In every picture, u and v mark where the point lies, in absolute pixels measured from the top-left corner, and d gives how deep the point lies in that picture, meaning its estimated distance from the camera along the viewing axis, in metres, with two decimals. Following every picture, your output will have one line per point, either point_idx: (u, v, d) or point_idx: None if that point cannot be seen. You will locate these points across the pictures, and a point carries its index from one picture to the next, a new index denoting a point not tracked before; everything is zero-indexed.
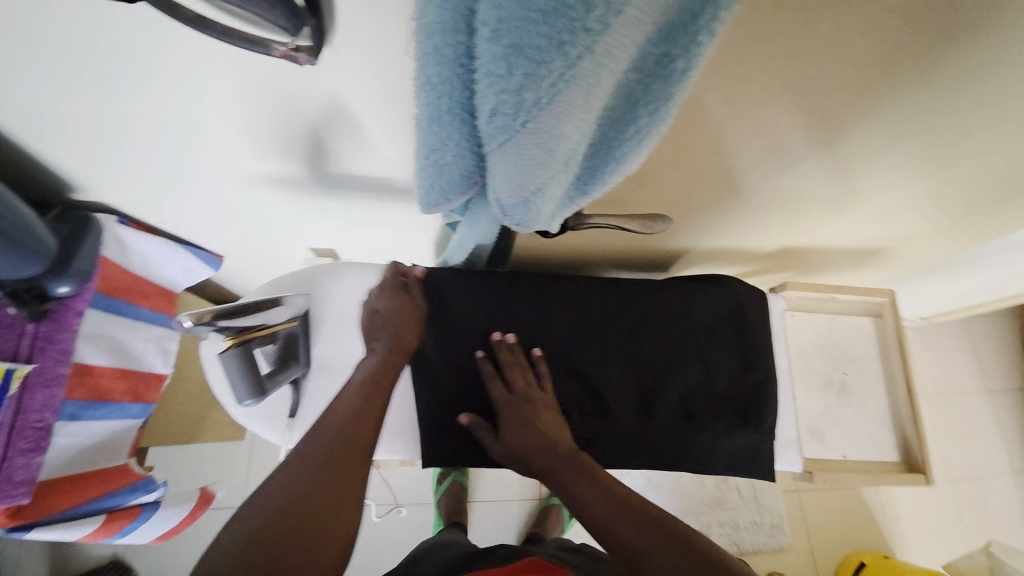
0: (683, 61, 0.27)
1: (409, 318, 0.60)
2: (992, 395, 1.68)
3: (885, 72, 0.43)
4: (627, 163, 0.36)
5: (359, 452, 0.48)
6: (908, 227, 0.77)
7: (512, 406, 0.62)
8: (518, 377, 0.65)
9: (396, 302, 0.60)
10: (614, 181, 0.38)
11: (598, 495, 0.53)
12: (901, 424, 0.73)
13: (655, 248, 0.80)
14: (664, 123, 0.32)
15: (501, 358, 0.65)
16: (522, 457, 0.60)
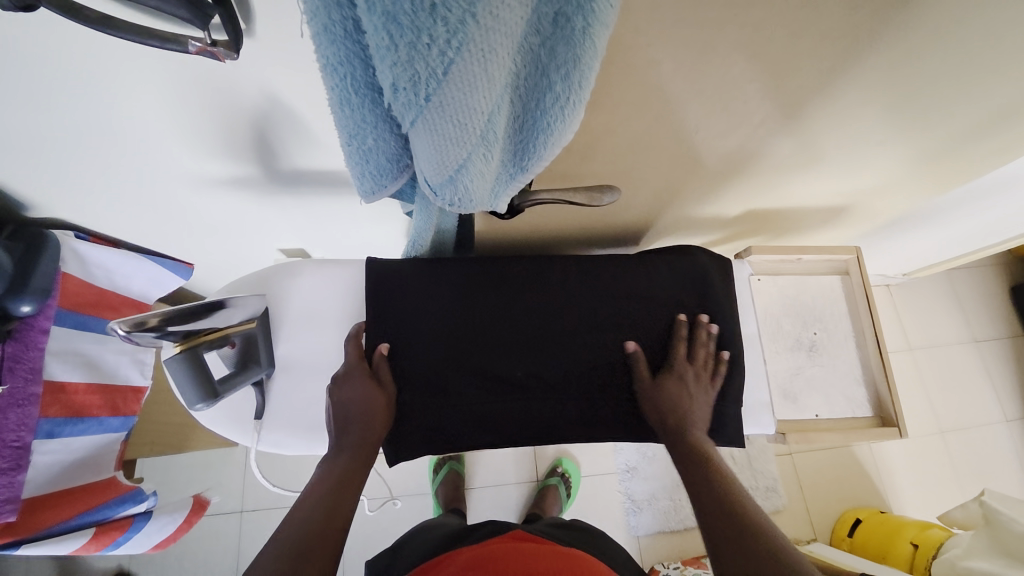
0: (579, 19, 0.27)
1: (375, 406, 0.61)
2: (979, 345, 1.69)
3: (812, 19, 0.42)
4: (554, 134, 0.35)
5: (345, 501, 0.55)
6: (870, 181, 0.77)
7: (691, 371, 0.66)
8: (702, 355, 0.68)
9: (359, 383, 0.61)
10: (547, 154, 0.37)
11: (707, 486, 0.58)
12: (873, 379, 0.73)
13: (620, 221, 0.80)
14: (581, 88, 0.31)
15: (699, 334, 0.69)
16: (660, 414, 0.65)
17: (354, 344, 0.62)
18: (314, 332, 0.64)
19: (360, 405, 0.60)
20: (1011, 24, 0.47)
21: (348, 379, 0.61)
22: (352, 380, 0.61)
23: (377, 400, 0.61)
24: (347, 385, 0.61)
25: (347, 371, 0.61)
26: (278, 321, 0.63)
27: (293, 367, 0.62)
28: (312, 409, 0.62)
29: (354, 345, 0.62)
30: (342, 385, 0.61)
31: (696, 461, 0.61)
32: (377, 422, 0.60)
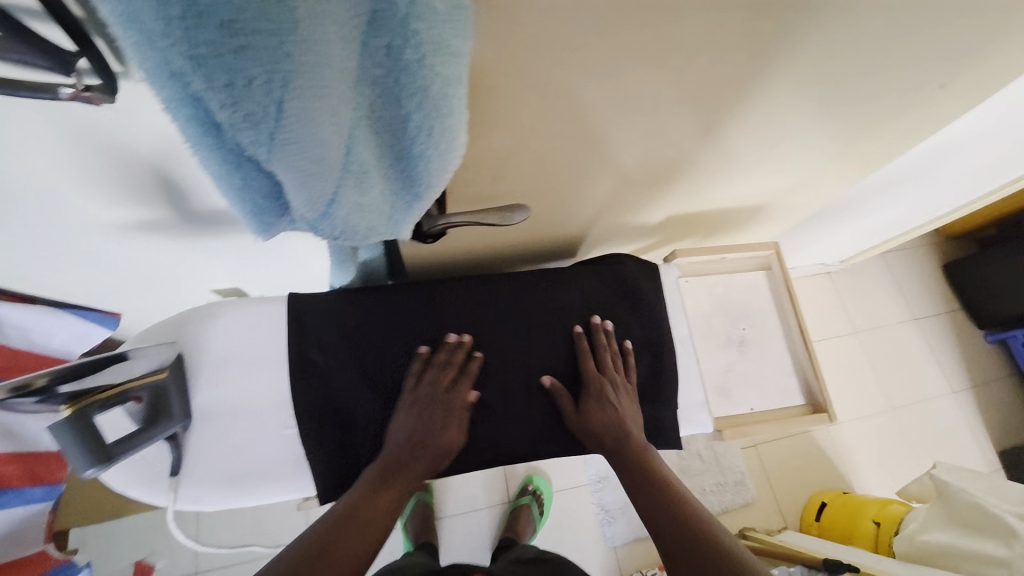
0: (412, 51, 0.28)
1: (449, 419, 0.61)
2: (918, 322, 1.78)
3: (678, 41, 0.44)
4: (427, 161, 0.35)
5: (381, 513, 0.54)
6: (782, 180, 0.81)
7: (606, 384, 0.66)
8: (610, 359, 0.68)
9: (449, 421, 0.61)
10: (427, 181, 0.37)
11: (657, 505, 0.58)
12: (802, 368, 0.76)
13: (552, 236, 0.81)
14: (438, 115, 0.32)
15: (599, 339, 0.69)
16: (597, 437, 0.65)
17: (467, 379, 0.64)
18: (235, 376, 0.60)
19: (437, 444, 0.60)
20: (874, 36, 0.50)
21: (443, 414, 0.61)
22: (446, 419, 0.61)
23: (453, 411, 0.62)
24: (439, 417, 0.61)
25: (445, 405, 0.62)
26: (194, 368, 0.59)
27: (213, 416, 0.59)
28: (234, 457, 0.59)
29: (464, 381, 0.64)
30: (435, 414, 0.61)
31: (639, 471, 0.62)
32: (439, 465, 0.61)
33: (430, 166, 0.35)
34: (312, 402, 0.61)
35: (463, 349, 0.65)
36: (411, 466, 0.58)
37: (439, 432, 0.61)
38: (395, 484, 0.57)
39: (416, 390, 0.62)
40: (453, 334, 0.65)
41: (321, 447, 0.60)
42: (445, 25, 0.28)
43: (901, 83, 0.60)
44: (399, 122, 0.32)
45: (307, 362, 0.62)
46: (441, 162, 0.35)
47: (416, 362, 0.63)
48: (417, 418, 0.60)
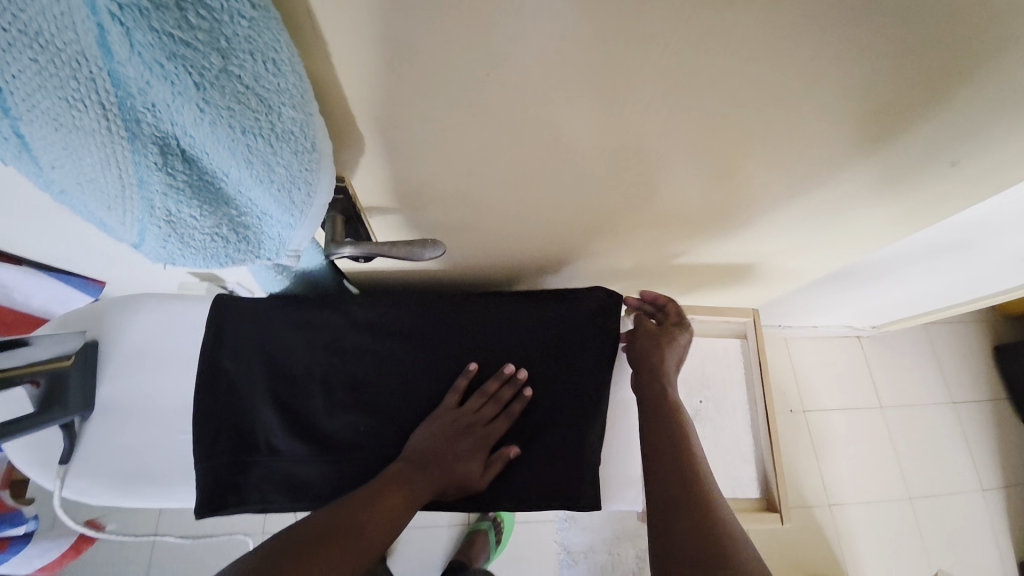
0: (179, 74, 0.24)
1: (478, 448, 0.60)
2: (956, 406, 1.59)
3: (612, 101, 0.38)
4: (256, 179, 0.32)
5: (399, 498, 0.52)
6: (773, 246, 0.72)
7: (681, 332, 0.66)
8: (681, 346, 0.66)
9: (476, 453, 0.60)
10: (267, 198, 0.34)
11: (671, 461, 0.52)
12: (762, 457, 0.68)
13: (512, 270, 0.76)
14: (245, 133, 0.28)
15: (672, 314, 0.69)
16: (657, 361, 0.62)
17: (507, 419, 0.63)
18: (144, 371, 0.60)
19: (458, 474, 0.58)
20: (863, 110, 0.42)
21: (474, 445, 0.60)
22: (477, 450, 0.60)
23: (482, 441, 0.61)
24: (468, 446, 0.60)
25: (479, 435, 0.61)
26: (104, 359, 0.59)
27: (116, 410, 0.59)
28: (128, 454, 0.59)
29: (503, 420, 0.62)
30: (466, 442, 0.60)
31: (670, 432, 0.54)
32: (450, 493, 0.59)
33: (265, 186, 0.33)
34: (221, 410, 0.59)
35: (513, 386, 0.64)
36: (436, 477, 0.57)
37: (465, 460, 0.59)
38: (420, 487, 0.54)
39: (460, 410, 0.61)
40: (510, 366, 0.64)
41: (211, 459, 0.58)
42: (206, 51, 0.24)
43: (909, 159, 0.51)
44: (206, 151, 0.29)
45: (217, 366, 0.59)
46: (274, 182, 0.33)
47: (463, 379, 0.63)
48: (449, 439, 0.59)
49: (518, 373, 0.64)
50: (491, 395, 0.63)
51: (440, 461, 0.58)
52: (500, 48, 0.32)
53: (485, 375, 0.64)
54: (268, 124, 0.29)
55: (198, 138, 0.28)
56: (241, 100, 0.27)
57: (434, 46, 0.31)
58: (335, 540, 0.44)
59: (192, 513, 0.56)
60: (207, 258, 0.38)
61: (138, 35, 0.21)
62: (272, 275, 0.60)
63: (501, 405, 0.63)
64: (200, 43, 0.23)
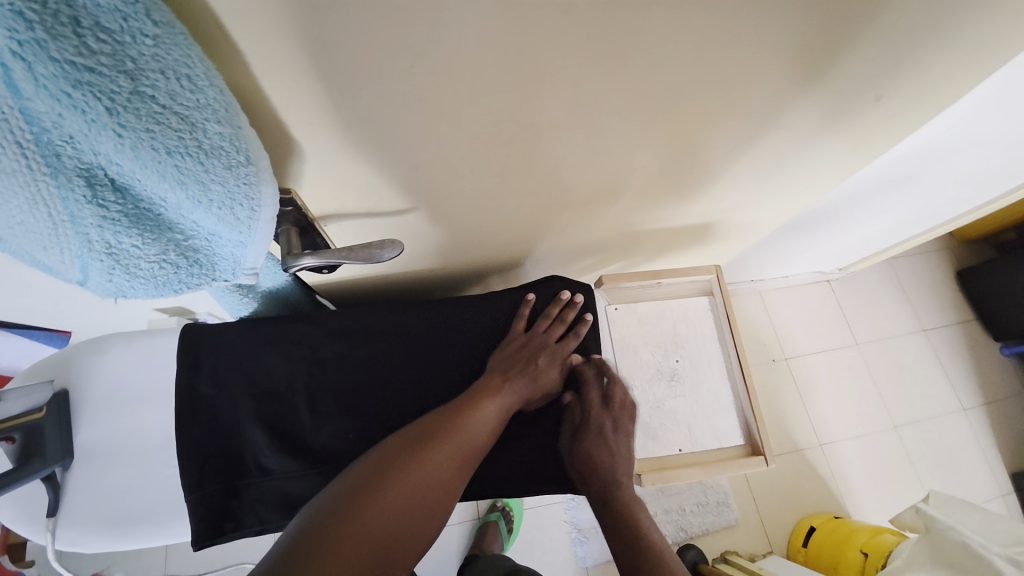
0: (91, 100, 0.24)
1: (555, 361, 0.63)
2: (927, 333, 1.66)
3: (535, 74, 0.39)
4: (196, 199, 0.32)
5: (491, 401, 0.55)
6: (727, 202, 0.74)
7: (607, 421, 0.62)
8: (618, 395, 0.64)
9: (553, 364, 0.63)
10: (210, 217, 0.34)
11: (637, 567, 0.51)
12: (742, 405, 0.69)
13: (477, 261, 0.76)
14: (171, 152, 0.29)
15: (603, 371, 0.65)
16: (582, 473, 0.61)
17: (574, 336, 0.65)
18: (120, 413, 0.59)
19: (541, 382, 0.61)
20: (785, 52, 0.43)
21: (549, 358, 0.62)
22: (554, 360, 0.63)
23: (557, 355, 0.63)
24: (546, 359, 0.62)
25: (553, 350, 0.63)
26: (78, 407, 0.58)
27: (95, 457, 0.58)
28: (113, 498, 0.58)
29: (572, 338, 0.65)
30: (541, 356, 0.62)
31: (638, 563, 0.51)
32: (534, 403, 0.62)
33: (204, 205, 0.33)
34: (205, 441, 0.58)
35: (574, 307, 0.66)
36: (523, 385, 0.59)
37: (546, 371, 0.62)
38: (510, 395, 0.57)
39: (529, 332, 0.64)
40: (567, 292, 0.67)
41: (201, 489, 0.58)
42: (113, 75, 0.24)
43: (834, 99, 0.53)
44: (139, 177, 0.29)
45: (197, 394, 0.59)
46: (212, 201, 0.33)
47: (526, 307, 0.65)
48: (526, 356, 0.61)
49: (576, 297, 0.67)
50: (555, 317, 0.66)
51: (523, 372, 0.60)
52: (407, 28, 0.31)
53: (544, 302, 0.67)
54: (194, 142, 0.29)
55: (124, 164, 0.28)
56: (160, 120, 0.27)
57: (343, 40, 0.31)
58: (434, 444, 0.49)
59: (189, 544, 0.56)
60: (157, 283, 0.38)
61: (41, 69, 0.21)
62: (237, 297, 0.60)
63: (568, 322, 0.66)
64: (105, 67, 0.23)
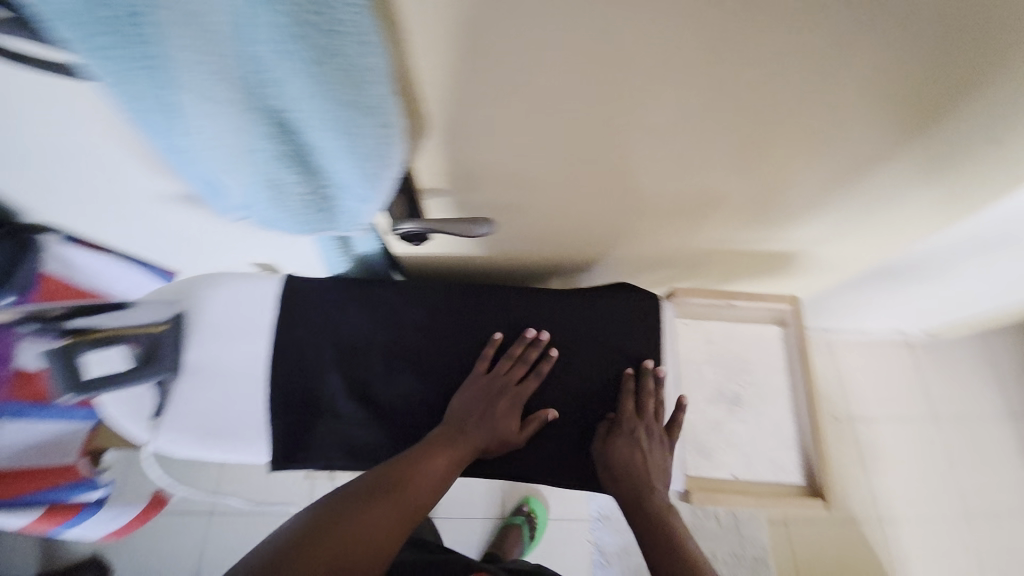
0: (295, 54, 0.29)
1: (512, 407, 0.62)
2: (1019, 419, 1.49)
3: (657, 76, 0.41)
4: (346, 150, 0.37)
5: (440, 457, 0.57)
6: (816, 232, 0.72)
7: (642, 429, 0.62)
8: (652, 407, 0.64)
9: (512, 410, 0.62)
10: (352, 170, 0.39)
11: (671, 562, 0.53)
12: (806, 444, 0.67)
13: (551, 256, 0.78)
14: (344, 111, 0.33)
15: (647, 384, 0.65)
16: (613, 480, 0.61)
17: (535, 377, 0.65)
18: (223, 340, 0.66)
19: (496, 433, 0.61)
20: (912, 81, 0.42)
21: (508, 404, 0.62)
22: (514, 401, 0.63)
23: (514, 401, 0.63)
24: (506, 405, 0.62)
25: (512, 396, 0.63)
26: (192, 328, 0.66)
27: (198, 374, 0.65)
28: (205, 414, 0.64)
29: (532, 378, 0.65)
30: (500, 401, 0.62)
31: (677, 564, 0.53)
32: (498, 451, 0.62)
33: (350, 157, 0.38)
34: (292, 376, 0.65)
35: (538, 347, 0.66)
36: (478, 437, 0.60)
37: (503, 420, 0.62)
38: (462, 449, 0.58)
39: (488, 375, 0.64)
40: (532, 329, 0.66)
41: (284, 417, 0.64)
42: (315, 35, 0.28)
43: (954, 138, 0.51)
44: (308, 126, 0.34)
45: (292, 333, 0.66)
46: (357, 155, 0.38)
47: (490, 347, 0.65)
48: (482, 403, 0.62)
49: (541, 335, 0.66)
50: (517, 358, 0.65)
51: (477, 425, 0.60)
52: (554, 17, 0.35)
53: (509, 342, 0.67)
54: (358, 101, 0.33)
55: (301, 110, 0.33)
56: (337, 81, 0.31)
57: (496, 21, 0.35)
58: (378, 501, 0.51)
59: (269, 462, 0.62)
60: (293, 222, 0.44)
61: (268, 16, 0.27)
62: (339, 254, 0.66)
63: (529, 362, 0.65)
64: (311, 29, 0.28)
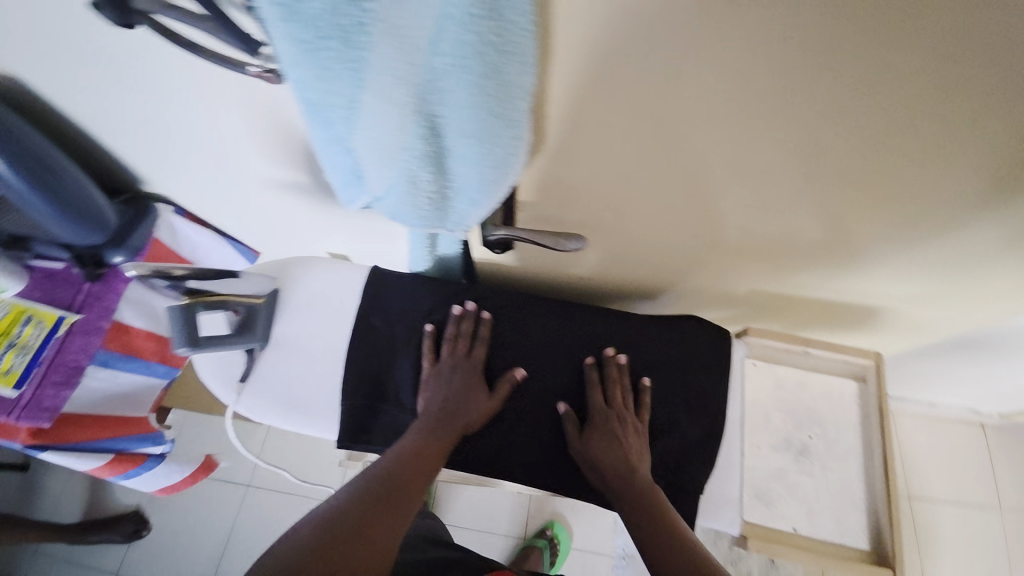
0: (470, 70, 0.32)
1: (468, 383, 0.65)
2: None
3: (778, 109, 0.42)
4: (479, 157, 0.40)
5: (427, 453, 0.60)
6: (905, 289, 0.69)
7: (611, 417, 0.63)
8: (619, 394, 0.65)
9: (470, 389, 0.65)
10: (477, 175, 0.42)
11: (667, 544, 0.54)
12: (876, 507, 0.63)
13: (623, 279, 0.79)
14: (491, 123, 0.37)
15: (608, 371, 0.66)
16: (598, 470, 0.62)
17: (477, 347, 0.68)
18: (310, 318, 0.71)
19: (461, 416, 0.64)
20: None
21: (462, 382, 0.65)
22: (469, 377, 0.66)
23: (466, 379, 0.65)
24: (463, 386, 0.65)
25: (462, 373, 0.66)
26: (284, 302, 0.71)
27: (283, 346, 0.70)
28: (284, 384, 0.69)
29: (475, 352, 0.67)
30: (455, 382, 0.65)
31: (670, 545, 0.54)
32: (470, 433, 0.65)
33: (479, 164, 0.41)
34: (366, 362, 0.68)
35: (469, 320, 0.69)
36: (445, 427, 0.62)
37: (467, 401, 0.65)
38: (435, 440, 0.61)
39: (437, 365, 0.67)
40: (456, 306, 0.69)
41: (353, 398, 0.67)
42: (490, 55, 0.31)
43: None
44: (452, 132, 0.38)
45: (370, 320, 0.70)
46: (486, 162, 0.41)
47: (426, 340, 0.68)
48: (442, 390, 0.65)
49: (468, 308, 0.69)
50: (456, 338, 0.68)
51: (447, 412, 0.63)
52: (693, 47, 0.37)
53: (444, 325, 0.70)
54: (504, 114, 0.36)
55: (453, 117, 0.36)
56: (493, 95, 0.35)
57: (638, 47, 0.38)
58: (378, 502, 0.53)
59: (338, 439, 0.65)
60: (402, 215, 0.47)
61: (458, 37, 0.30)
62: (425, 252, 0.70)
63: (467, 335, 0.68)
64: (489, 49, 0.31)
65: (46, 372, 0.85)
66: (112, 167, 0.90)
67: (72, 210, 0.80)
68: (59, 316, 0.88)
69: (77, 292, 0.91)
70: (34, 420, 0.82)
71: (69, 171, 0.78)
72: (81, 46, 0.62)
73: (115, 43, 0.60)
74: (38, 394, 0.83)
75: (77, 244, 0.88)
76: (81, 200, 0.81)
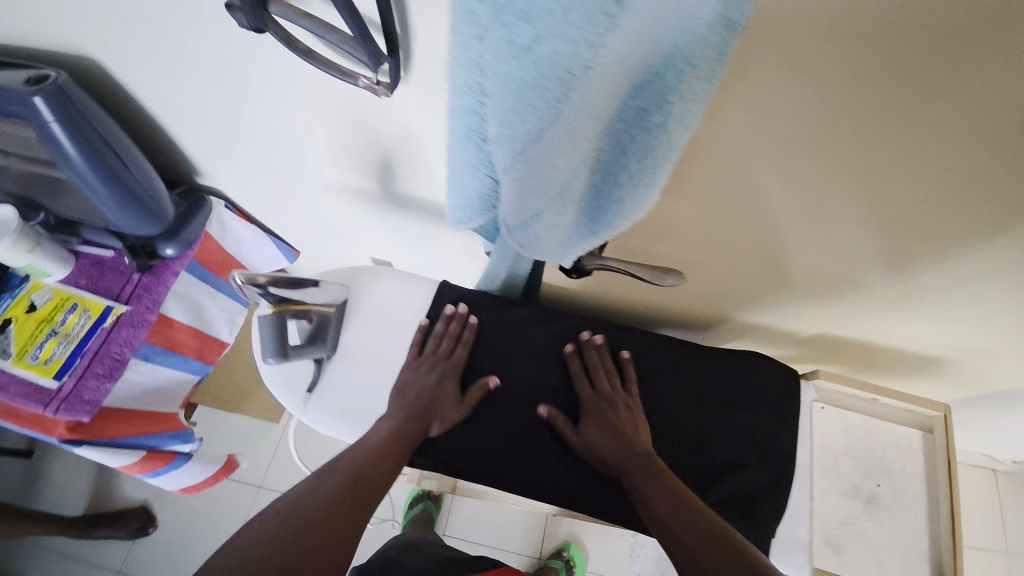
0: (657, 115, 0.33)
1: (437, 375, 0.65)
2: None
3: (917, 176, 0.42)
4: (621, 198, 0.41)
5: (394, 442, 0.60)
6: (976, 344, 0.70)
7: (603, 405, 0.64)
8: (606, 380, 0.65)
9: (442, 380, 0.65)
10: (611, 213, 0.43)
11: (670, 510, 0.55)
12: (944, 560, 0.64)
13: (688, 310, 0.79)
14: (652, 171, 0.38)
15: (595, 361, 0.67)
16: (601, 459, 0.62)
17: (450, 340, 0.68)
18: (377, 330, 0.71)
19: (428, 403, 0.63)
20: None
21: (436, 373, 0.66)
22: (448, 376, 0.65)
23: (439, 370, 0.66)
24: (436, 379, 0.65)
25: (442, 366, 0.66)
26: (351, 312, 0.70)
27: (349, 358, 0.69)
28: (349, 396, 0.68)
29: (462, 347, 0.67)
30: (432, 374, 0.65)
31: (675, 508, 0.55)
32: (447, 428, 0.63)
33: (617, 204, 0.42)
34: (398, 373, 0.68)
35: (445, 318, 0.69)
36: (415, 416, 0.62)
37: (440, 392, 0.64)
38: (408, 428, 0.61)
39: (420, 357, 0.67)
40: (451, 305, 0.69)
41: None
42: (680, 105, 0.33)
43: None
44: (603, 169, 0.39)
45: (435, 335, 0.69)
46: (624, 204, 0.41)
47: (419, 333, 0.69)
48: (416, 383, 0.65)
49: (460, 308, 0.69)
50: (442, 335, 0.69)
51: (418, 405, 0.63)
52: (857, 108, 0.38)
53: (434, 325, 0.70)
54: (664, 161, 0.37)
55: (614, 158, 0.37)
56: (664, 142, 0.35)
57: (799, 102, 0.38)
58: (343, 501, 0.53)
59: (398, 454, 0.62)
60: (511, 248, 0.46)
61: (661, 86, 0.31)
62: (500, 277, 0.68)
63: (454, 331, 0.68)
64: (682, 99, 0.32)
65: (91, 363, 0.82)
66: (172, 157, 0.88)
67: (134, 200, 0.78)
68: (107, 306, 0.85)
69: (127, 282, 0.89)
70: (75, 414, 0.78)
71: (135, 159, 0.76)
72: (176, 37, 0.61)
73: (214, 38, 0.59)
74: (80, 385, 0.80)
75: (131, 234, 0.85)
76: (143, 191, 0.78)
